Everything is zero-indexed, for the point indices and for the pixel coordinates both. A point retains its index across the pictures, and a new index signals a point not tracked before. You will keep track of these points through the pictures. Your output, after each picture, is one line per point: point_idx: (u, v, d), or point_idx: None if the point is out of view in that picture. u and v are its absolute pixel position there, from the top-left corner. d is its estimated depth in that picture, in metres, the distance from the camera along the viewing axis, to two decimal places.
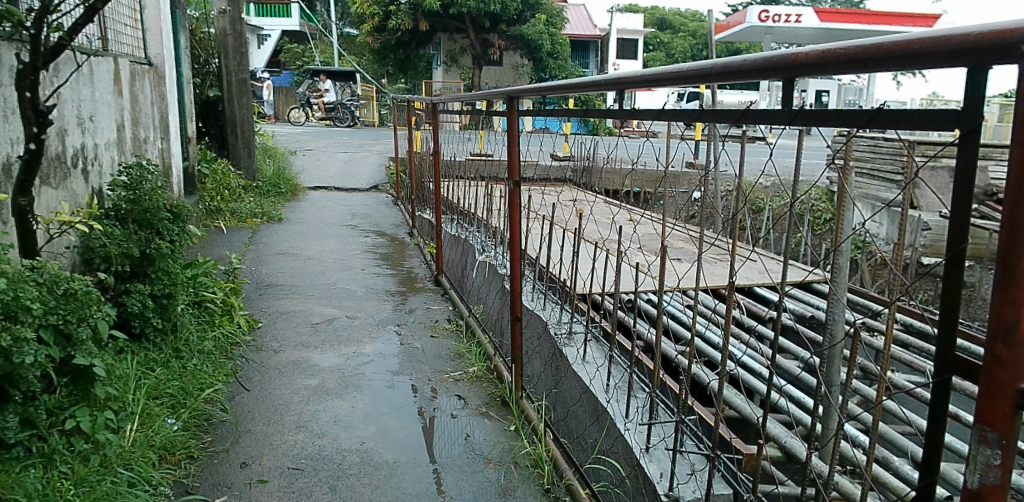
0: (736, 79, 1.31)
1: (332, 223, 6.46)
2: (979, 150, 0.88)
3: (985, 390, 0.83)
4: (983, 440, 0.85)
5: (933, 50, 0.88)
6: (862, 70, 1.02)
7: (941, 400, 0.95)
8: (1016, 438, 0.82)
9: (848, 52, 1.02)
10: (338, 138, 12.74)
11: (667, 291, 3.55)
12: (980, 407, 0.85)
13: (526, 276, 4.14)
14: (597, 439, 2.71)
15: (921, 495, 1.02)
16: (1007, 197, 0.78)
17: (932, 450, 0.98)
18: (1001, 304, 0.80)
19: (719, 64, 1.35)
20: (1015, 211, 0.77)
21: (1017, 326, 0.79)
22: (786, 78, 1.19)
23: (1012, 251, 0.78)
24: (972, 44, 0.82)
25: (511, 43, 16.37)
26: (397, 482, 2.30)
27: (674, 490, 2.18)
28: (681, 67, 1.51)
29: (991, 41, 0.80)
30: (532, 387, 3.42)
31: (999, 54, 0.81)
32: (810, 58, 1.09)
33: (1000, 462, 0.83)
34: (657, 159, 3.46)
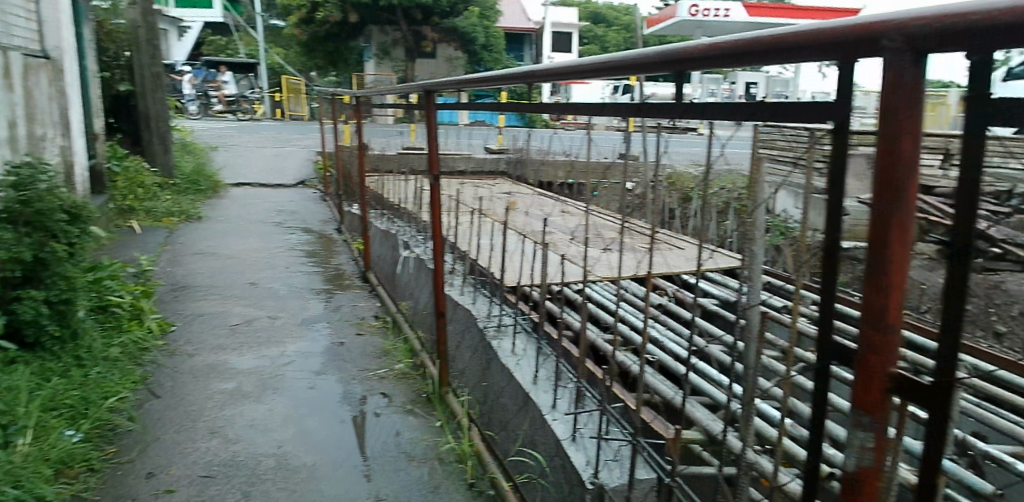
0: (637, 72, 1.34)
1: (256, 220, 6.29)
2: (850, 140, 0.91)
3: (859, 375, 0.86)
4: (858, 424, 0.87)
5: (806, 43, 0.90)
6: (742, 63, 1.04)
7: (822, 384, 0.98)
8: (886, 421, 0.85)
9: (729, 47, 1.04)
10: (265, 133, 12.40)
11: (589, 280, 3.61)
12: (856, 392, 0.87)
13: (454, 270, 4.12)
14: (522, 430, 2.71)
15: (809, 477, 1.05)
16: (876, 185, 0.82)
17: (817, 429, 1.01)
18: (870, 292, 0.82)
19: (624, 59, 1.39)
20: (885, 200, 0.80)
21: (887, 310, 0.82)
22: (679, 71, 1.22)
23: (882, 234, 0.80)
24: (839, 38, 0.85)
25: (444, 36, 16.24)
26: (315, 484, 2.25)
27: (598, 478, 2.21)
28: (593, 60, 1.54)
29: (855, 35, 0.82)
30: (461, 381, 3.42)
31: (863, 47, 0.83)
32: (694, 53, 1.12)
33: (874, 444, 0.86)
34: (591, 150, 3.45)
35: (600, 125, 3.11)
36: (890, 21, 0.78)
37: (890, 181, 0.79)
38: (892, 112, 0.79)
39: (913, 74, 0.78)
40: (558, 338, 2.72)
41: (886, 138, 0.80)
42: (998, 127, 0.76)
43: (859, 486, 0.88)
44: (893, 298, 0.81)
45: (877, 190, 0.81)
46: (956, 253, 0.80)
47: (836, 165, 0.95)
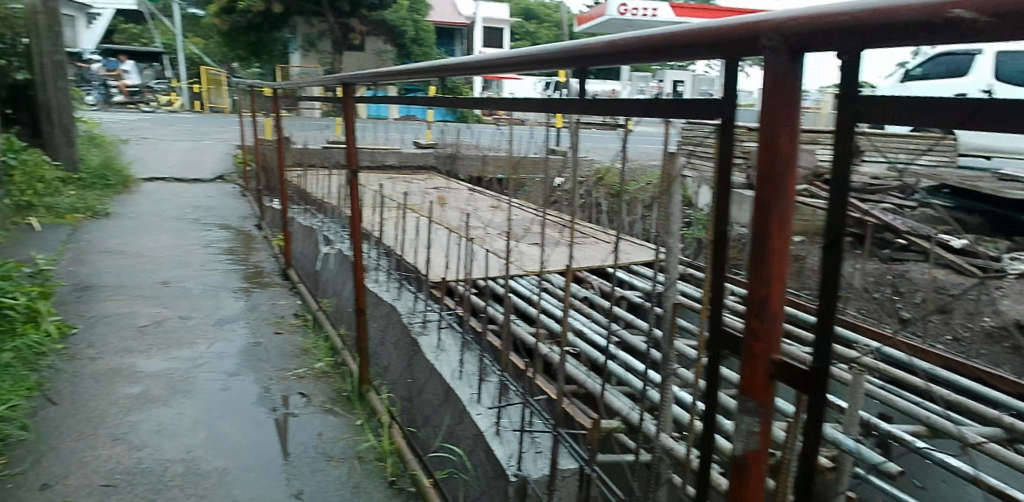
0: (548, 66, 1.38)
1: (169, 216, 6.02)
2: (735, 136, 0.96)
3: (746, 363, 0.89)
4: (744, 409, 0.90)
5: (693, 42, 0.94)
6: (638, 60, 1.09)
7: (713, 372, 1.02)
8: (771, 406, 0.89)
9: (627, 44, 1.09)
10: (180, 126, 11.88)
11: (514, 273, 3.61)
12: (743, 379, 0.90)
13: (379, 265, 4.07)
14: (445, 425, 2.70)
15: (703, 463, 1.08)
16: (757, 178, 0.85)
17: (710, 416, 1.04)
18: (756, 281, 0.86)
19: (538, 53, 1.43)
20: (768, 193, 0.83)
21: (770, 298, 0.86)
22: (585, 66, 1.26)
23: (765, 225, 0.84)
24: (721, 37, 0.88)
25: (373, 30, 15.95)
26: (226, 489, 2.20)
27: (522, 469, 2.22)
28: (511, 53, 1.58)
29: (736, 34, 0.86)
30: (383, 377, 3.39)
31: (743, 46, 0.87)
32: (596, 49, 1.16)
33: (760, 428, 0.89)
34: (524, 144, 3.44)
35: (527, 121, 3.12)
36: (769, 21, 0.81)
37: (771, 173, 0.83)
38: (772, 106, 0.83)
39: (794, 69, 0.81)
40: (482, 331, 2.72)
41: (767, 131, 0.83)
42: (865, 122, 0.83)
43: (745, 469, 0.91)
44: (775, 288, 0.85)
45: (758, 182, 0.85)
46: (831, 242, 0.84)
47: (726, 159, 1.00)
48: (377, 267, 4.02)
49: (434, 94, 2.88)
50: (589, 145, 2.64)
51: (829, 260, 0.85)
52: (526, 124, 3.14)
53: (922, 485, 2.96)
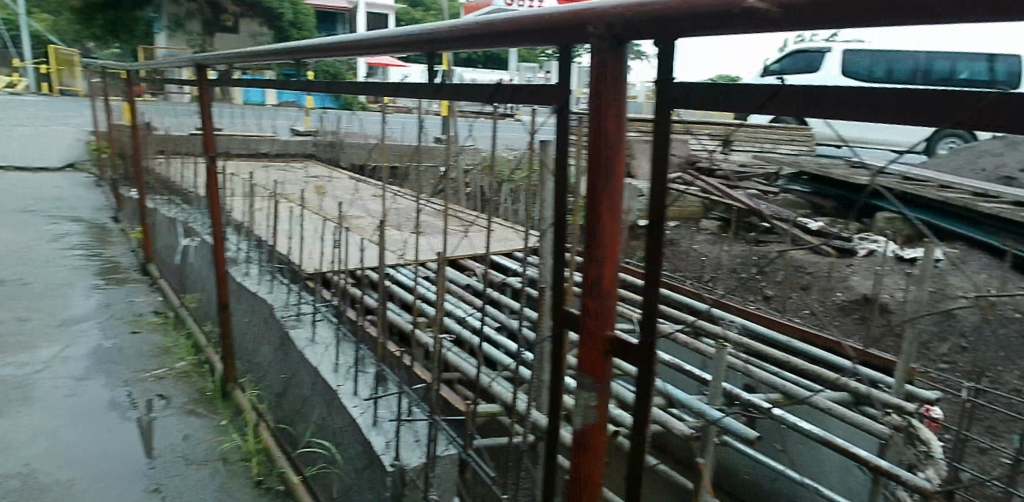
0: (402, 49, 1.45)
1: (7, 207, 5.53)
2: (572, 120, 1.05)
3: (583, 341, 0.98)
4: (583, 385, 0.99)
5: (528, 26, 1.01)
6: (481, 45, 1.18)
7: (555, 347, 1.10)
8: (605, 380, 0.98)
9: (469, 29, 1.17)
10: (27, 109, 10.85)
11: (394, 262, 3.52)
12: (580, 358, 0.99)
13: (250, 257, 3.92)
14: (314, 420, 2.64)
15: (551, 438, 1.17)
16: (588, 160, 0.92)
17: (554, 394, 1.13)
18: (591, 263, 0.94)
19: (389, 37, 1.50)
20: (597, 176, 0.90)
21: (603, 279, 0.94)
22: (430, 49, 1.34)
23: (597, 207, 0.91)
24: (554, 22, 0.95)
25: (248, 11, 14.91)
26: (72, 496, 2.37)
27: (400, 459, 2.20)
28: (364, 37, 1.64)
29: (566, 18, 0.92)
30: (249, 373, 3.40)
31: (572, 30, 0.93)
32: (440, 34, 1.24)
33: (597, 402, 0.98)
34: (405, 132, 3.38)
35: (412, 109, 3.07)
36: (594, 9, 0.86)
37: (603, 154, 0.90)
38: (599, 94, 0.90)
39: (619, 58, 0.87)
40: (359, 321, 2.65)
41: (595, 118, 0.90)
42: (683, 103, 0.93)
43: (586, 441, 0.99)
44: (607, 270, 0.93)
45: (588, 167, 0.92)
46: (654, 222, 0.94)
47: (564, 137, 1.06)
48: (249, 259, 3.87)
49: (310, 79, 2.79)
50: (474, 132, 2.65)
51: (653, 243, 0.94)
52: (412, 112, 3.10)
53: (781, 448, 3.25)
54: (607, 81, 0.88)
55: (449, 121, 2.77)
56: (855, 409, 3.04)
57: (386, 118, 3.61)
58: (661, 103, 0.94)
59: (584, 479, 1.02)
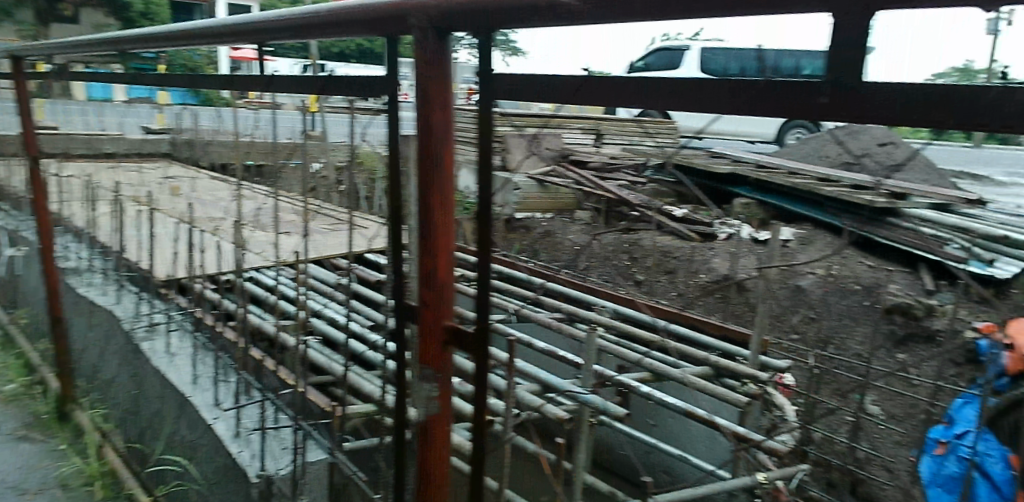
0: (263, 35, 1.69)
1: None
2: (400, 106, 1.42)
3: (423, 333, 1.35)
4: (426, 378, 1.37)
5: (370, 15, 1.33)
6: (333, 33, 1.47)
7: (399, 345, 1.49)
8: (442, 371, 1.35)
9: (319, 20, 1.46)
10: None
11: (260, 265, 3.40)
12: (422, 355, 1.35)
13: (93, 266, 3.68)
14: (166, 435, 2.55)
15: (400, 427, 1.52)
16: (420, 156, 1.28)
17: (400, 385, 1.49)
18: (425, 253, 1.29)
19: (248, 26, 1.72)
20: (427, 177, 1.27)
21: (434, 273, 1.31)
22: (296, 36, 1.60)
23: (428, 201, 1.28)
24: (386, 13, 1.27)
25: None
26: None
27: (265, 470, 2.12)
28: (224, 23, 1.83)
29: (391, 12, 1.25)
30: (90, 390, 3.23)
31: (395, 23, 1.28)
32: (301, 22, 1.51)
33: (436, 392, 1.36)
34: (268, 128, 3.27)
35: (284, 105, 2.98)
36: (414, 9, 1.20)
37: (429, 142, 1.26)
38: (426, 113, 1.27)
39: (441, 61, 1.23)
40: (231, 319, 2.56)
41: (425, 128, 1.26)
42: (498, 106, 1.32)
43: (432, 425, 1.37)
44: (437, 265, 1.31)
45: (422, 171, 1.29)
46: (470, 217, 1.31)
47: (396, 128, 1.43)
48: (93, 268, 3.63)
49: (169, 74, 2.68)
50: (342, 126, 2.60)
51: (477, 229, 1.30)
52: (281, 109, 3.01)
53: (652, 422, 3.43)
54: (432, 102, 1.25)
55: (314, 116, 2.70)
56: (717, 382, 3.26)
57: (249, 115, 3.47)
58: (483, 98, 1.28)
59: (430, 459, 1.39)
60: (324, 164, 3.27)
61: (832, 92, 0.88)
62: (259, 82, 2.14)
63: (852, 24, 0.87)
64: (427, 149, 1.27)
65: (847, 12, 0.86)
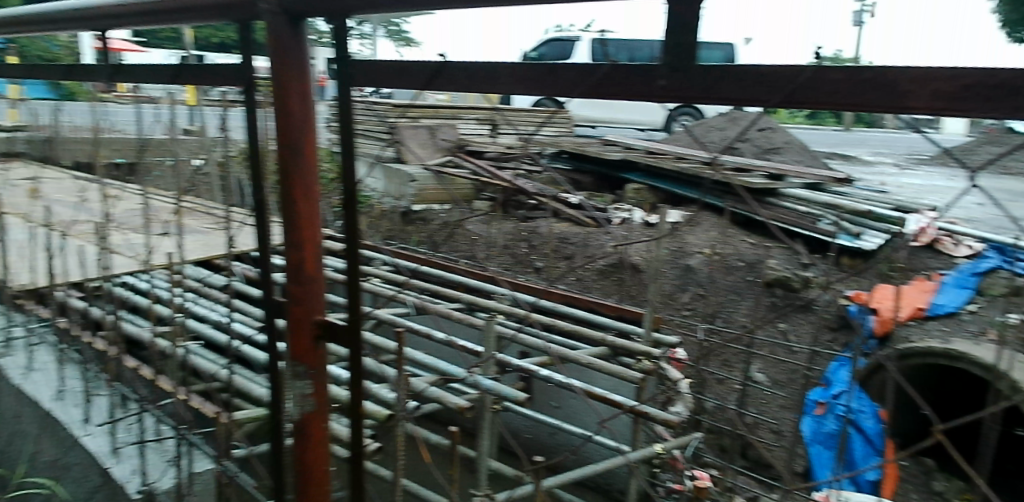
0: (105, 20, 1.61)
1: None
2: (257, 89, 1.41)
3: (293, 328, 1.34)
4: (300, 375, 1.37)
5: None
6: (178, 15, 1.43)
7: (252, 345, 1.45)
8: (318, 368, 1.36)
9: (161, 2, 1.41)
10: None
11: (135, 270, 3.20)
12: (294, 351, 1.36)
13: None
14: (31, 458, 2.35)
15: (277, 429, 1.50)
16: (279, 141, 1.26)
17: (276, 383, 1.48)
18: (293, 243, 1.30)
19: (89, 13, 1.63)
20: (287, 158, 1.26)
21: (302, 266, 1.32)
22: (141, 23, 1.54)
23: (290, 186, 1.28)
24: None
25: None
26: None
27: (147, 484, 2.00)
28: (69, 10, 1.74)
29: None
30: None
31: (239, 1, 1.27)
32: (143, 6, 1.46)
33: (312, 391, 1.36)
34: (138, 122, 3.08)
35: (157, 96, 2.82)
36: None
37: (285, 126, 1.25)
38: (280, 95, 1.25)
39: (291, 34, 1.22)
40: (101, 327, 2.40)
41: (281, 107, 1.25)
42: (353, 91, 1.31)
43: (308, 422, 1.38)
44: (304, 254, 1.32)
45: (281, 151, 1.27)
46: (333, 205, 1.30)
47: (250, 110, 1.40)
48: None
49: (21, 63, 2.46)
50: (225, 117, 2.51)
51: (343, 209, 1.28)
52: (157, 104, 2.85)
53: (555, 404, 3.51)
54: (282, 83, 1.23)
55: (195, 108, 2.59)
56: (614, 360, 3.40)
57: (116, 110, 3.25)
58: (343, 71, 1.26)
59: (307, 456, 1.40)
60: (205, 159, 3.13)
61: (660, 78, 0.89)
62: (110, 72, 2.01)
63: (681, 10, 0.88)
64: (284, 136, 1.26)
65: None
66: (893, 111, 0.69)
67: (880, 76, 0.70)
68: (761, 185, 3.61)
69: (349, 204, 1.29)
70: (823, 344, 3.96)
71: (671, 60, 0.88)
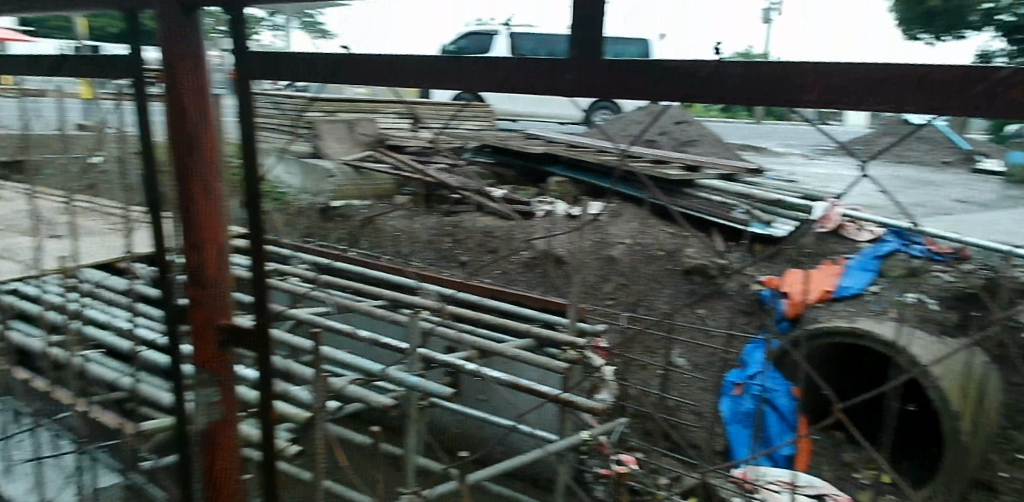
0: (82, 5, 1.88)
1: None
2: (201, 77, 1.61)
3: (198, 328, 1.73)
4: (205, 383, 1.76)
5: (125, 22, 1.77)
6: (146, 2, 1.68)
7: (221, 300, 1.73)
8: (223, 375, 1.75)
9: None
10: None
11: (31, 276, 3.04)
12: (200, 358, 1.75)
13: None
14: None
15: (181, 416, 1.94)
16: (182, 153, 1.65)
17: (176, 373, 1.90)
18: (192, 250, 1.69)
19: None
20: (189, 164, 1.64)
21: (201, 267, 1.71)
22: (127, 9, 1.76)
23: (193, 190, 1.66)
24: None
25: None
26: None
27: None
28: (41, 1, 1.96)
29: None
30: None
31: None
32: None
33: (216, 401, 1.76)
34: (30, 120, 2.93)
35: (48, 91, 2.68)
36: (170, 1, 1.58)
37: (188, 140, 1.63)
38: (179, 94, 1.62)
39: (191, 56, 1.61)
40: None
41: (180, 117, 1.62)
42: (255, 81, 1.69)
43: (218, 427, 1.77)
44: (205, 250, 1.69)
45: (184, 153, 1.64)
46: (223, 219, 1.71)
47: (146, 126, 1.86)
48: None
49: None
50: (121, 110, 2.42)
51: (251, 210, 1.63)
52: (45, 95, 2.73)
53: (483, 397, 3.50)
54: (183, 83, 1.61)
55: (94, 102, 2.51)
56: (539, 351, 3.43)
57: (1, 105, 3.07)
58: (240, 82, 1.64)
59: (215, 451, 1.80)
60: (102, 156, 2.99)
61: (578, 70, 1.31)
62: (57, 61, 2.14)
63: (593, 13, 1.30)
64: (188, 128, 1.63)
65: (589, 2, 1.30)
66: (896, 111, 0.99)
67: (777, 70, 1.09)
68: (677, 178, 3.17)
69: (250, 198, 1.67)
70: (739, 327, 4.12)
71: (585, 57, 1.30)
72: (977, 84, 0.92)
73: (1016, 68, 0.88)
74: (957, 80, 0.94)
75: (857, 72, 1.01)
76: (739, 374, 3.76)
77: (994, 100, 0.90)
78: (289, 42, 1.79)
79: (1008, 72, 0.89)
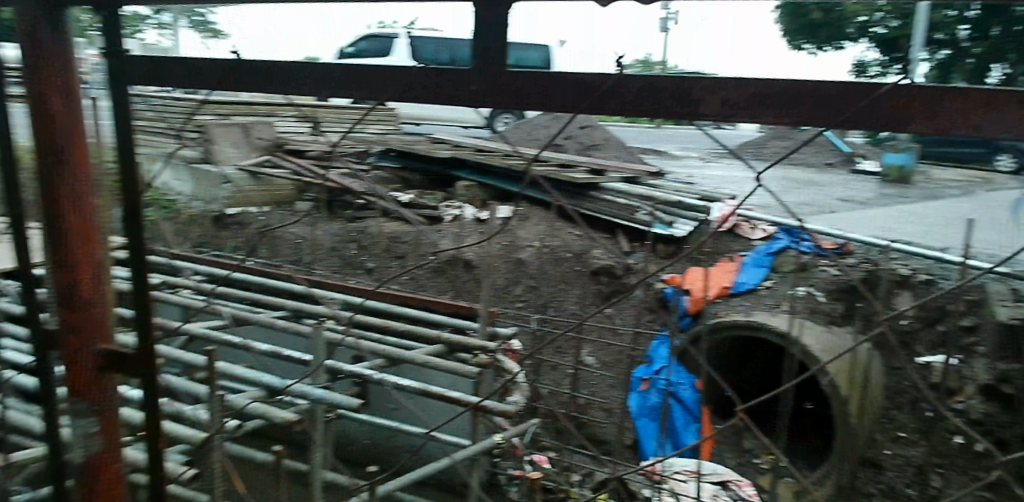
0: None
1: None
2: (69, 69, 1.39)
3: (70, 358, 1.48)
4: (80, 415, 1.51)
5: None
6: None
7: (101, 320, 1.49)
8: (102, 404, 1.51)
9: None
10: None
11: None
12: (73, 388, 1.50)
13: None
14: None
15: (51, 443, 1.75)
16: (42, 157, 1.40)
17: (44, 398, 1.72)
18: (58, 269, 1.43)
19: None
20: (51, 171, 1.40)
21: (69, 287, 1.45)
22: None
23: (53, 201, 1.41)
24: None
25: None
26: None
27: None
28: None
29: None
30: None
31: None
32: None
33: (95, 433, 1.51)
34: None
35: None
36: None
37: (50, 141, 1.39)
38: (40, 91, 1.38)
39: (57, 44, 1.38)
40: None
41: (42, 116, 1.38)
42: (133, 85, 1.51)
43: (97, 463, 1.52)
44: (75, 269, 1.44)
45: (46, 158, 1.40)
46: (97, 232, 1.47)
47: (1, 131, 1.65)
48: None
49: None
50: None
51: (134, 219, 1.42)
52: None
53: (392, 406, 3.40)
54: (42, 78, 1.37)
55: None
56: (450, 357, 3.36)
57: None
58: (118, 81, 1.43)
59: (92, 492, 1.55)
60: None
61: (483, 80, 1.12)
62: None
63: (491, 16, 1.09)
64: (52, 132, 1.39)
65: (486, 7, 1.09)
66: (784, 125, 0.90)
67: (670, 83, 0.98)
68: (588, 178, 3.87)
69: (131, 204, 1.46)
70: (644, 325, 4.22)
71: (490, 65, 1.10)
72: (860, 100, 0.86)
73: (896, 82, 0.83)
74: (840, 94, 0.87)
75: (748, 88, 0.92)
76: (646, 368, 3.95)
77: (878, 117, 0.85)
78: (177, 42, 1.69)
79: (890, 87, 0.84)
